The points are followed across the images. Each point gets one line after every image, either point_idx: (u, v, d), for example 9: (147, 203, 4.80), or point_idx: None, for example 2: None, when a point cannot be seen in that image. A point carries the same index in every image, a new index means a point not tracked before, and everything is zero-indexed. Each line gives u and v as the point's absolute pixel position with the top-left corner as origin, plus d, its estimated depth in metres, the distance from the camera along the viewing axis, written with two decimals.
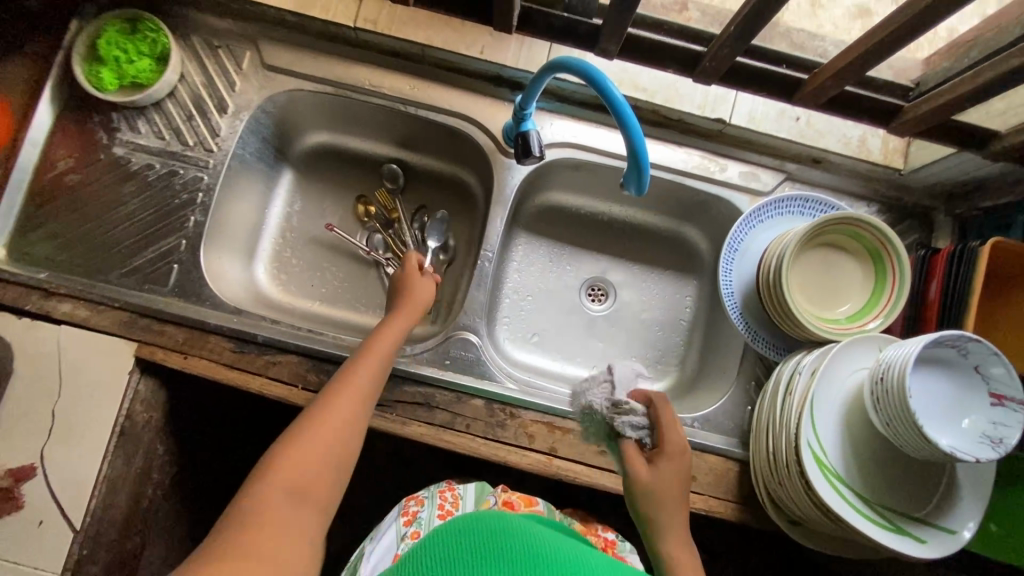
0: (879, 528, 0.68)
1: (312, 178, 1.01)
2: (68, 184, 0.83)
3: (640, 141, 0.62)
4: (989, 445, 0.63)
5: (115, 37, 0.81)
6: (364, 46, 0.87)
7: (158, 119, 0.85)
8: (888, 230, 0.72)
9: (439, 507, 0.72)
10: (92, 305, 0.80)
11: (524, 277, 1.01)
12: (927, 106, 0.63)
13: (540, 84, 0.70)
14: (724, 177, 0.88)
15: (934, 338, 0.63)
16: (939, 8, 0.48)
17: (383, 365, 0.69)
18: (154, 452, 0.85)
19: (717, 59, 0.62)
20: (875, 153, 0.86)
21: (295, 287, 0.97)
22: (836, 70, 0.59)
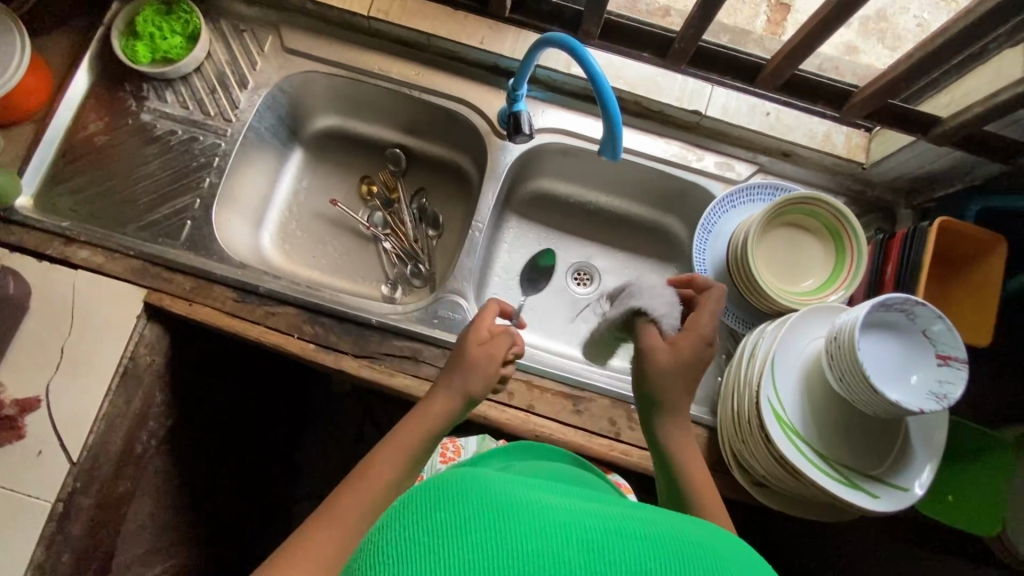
0: (833, 482, 0.72)
1: (321, 159, 1.08)
2: (96, 145, 0.91)
3: (615, 110, 0.71)
4: (934, 400, 0.67)
5: (152, 16, 0.91)
6: (376, 35, 0.96)
7: (184, 91, 0.94)
8: (844, 208, 0.79)
9: (443, 455, 0.83)
10: (107, 253, 0.86)
11: (514, 258, 1.07)
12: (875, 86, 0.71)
13: (530, 64, 0.78)
14: (701, 166, 0.95)
15: (880, 300, 0.68)
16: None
17: (457, 403, 0.66)
18: (153, 398, 0.89)
19: (685, 40, 0.74)
20: (840, 148, 0.91)
21: (297, 256, 1.04)
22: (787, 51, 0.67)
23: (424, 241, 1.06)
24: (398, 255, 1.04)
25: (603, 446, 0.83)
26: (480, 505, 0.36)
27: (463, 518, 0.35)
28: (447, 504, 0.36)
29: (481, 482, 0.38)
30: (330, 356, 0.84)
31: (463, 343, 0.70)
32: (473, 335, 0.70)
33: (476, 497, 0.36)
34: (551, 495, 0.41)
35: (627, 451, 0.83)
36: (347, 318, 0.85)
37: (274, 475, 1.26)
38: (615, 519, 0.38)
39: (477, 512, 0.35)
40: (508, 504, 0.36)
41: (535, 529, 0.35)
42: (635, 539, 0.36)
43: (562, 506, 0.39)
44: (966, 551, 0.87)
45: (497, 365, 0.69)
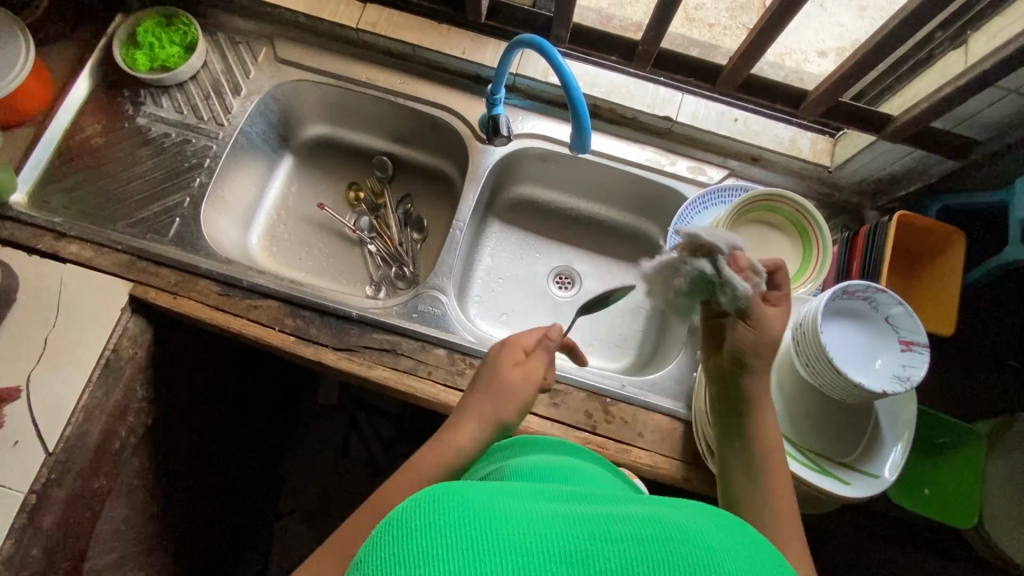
0: (804, 467, 0.72)
1: (310, 166, 1.12)
2: (92, 146, 0.95)
3: (582, 104, 0.76)
4: (898, 383, 0.68)
5: (153, 27, 0.96)
6: (365, 47, 1.01)
7: (180, 97, 0.98)
8: (805, 202, 0.83)
9: None
10: (97, 247, 0.88)
11: (496, 261, 1.09)
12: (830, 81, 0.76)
13: (504, 69, 0.83)
14: (674, 170, 0.99)
15: (841, 286, 0.70)
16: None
17: (481, 430, 0.64)
18: (134, 392, 0.89)
19: (647, 44, 0.84)
20: (806, 152, 0.95)
21: (283, 258, 1.06)
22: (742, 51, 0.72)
23: (409, 245, 1.08)
24: (383, 258, 1.06)
25: (580, 439, 0.83)
26: (455, 523, 0.34)
27: (443, 533, 0.33)
28: (423, 539, 0.33)
29: (461, 494, 0.37)
30: (310, 349, 0.85)
31: (497, 366, 0.69)
32: (504, 355, 0.70)
33: (451, 516, 0.34)
34: (540, 501, 0.39)
35: (603, 445, 0.84)
36: (328, 311, 0.87)
37: (256, 484, 1.24)
38: (602, 526, 0.35)
39: (453, 528, 0.34)
40: (488, 531, 0.34)
41: (516, 548, 0.33)
42: (626, 543, 0.34)
43: (548, 517, 0.36)
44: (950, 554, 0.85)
45: (534, 388, 0.68)
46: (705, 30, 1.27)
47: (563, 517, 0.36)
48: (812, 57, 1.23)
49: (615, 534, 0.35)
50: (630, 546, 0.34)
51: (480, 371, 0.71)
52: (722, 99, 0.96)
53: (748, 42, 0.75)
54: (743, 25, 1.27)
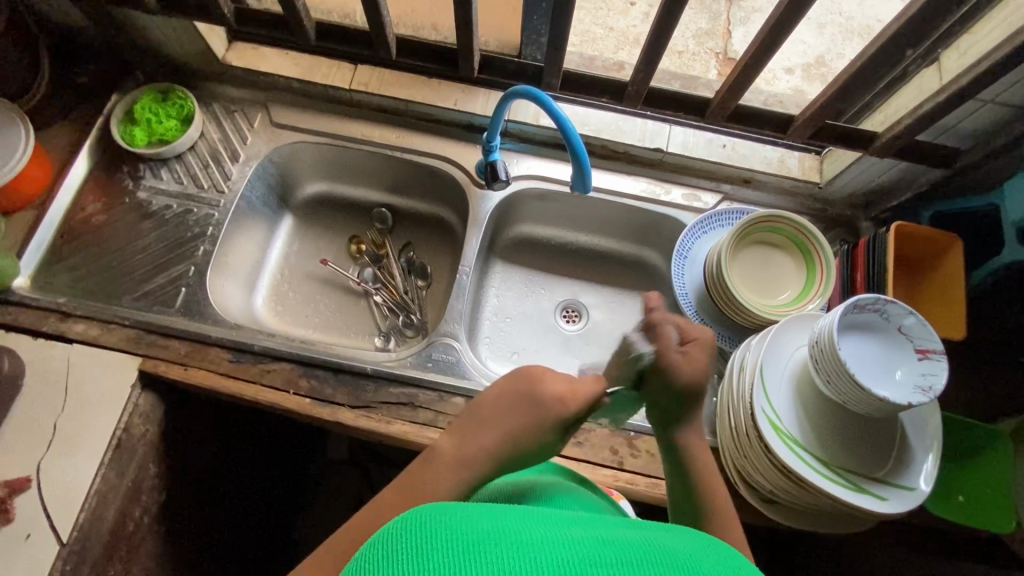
0: (839, 487, 0.71)
1: (310, 223, 1.13)
2: (94, 224, 0.95)
3: (581, 148, 0.77)
4: (921, 393, 0.69)
5: (150, 102, 0.98)
6: (358, 106, 1.03)
7: (179, 168, 0.99)
8: (804, 220, 0.85)
9: None
10: (103, 324, 0.88)
11: (503, 300, 1.09)
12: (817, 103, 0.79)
13: (500, 118, 0.86)
14: (669, 199, 1.01)
15: (852, 302, 0.71)
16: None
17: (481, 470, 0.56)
18: (147, 471, 0.86)
19: (636, 83, 0.85)
20: (795, 171, 0.98)
21: (290, 317, 1.06)
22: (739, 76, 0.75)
23: (414, 292, 1.08)
24: (390, 307, 1.06)
25: (607, 477, 0.82)
26: (445, 547, 0.34)
27: (431, 555, 0.34)
28: (402, 562, 0.34)
29: (451, 520, 0.37)
30: (327, 410, 0.84)
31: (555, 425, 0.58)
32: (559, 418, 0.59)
33: (439, 540, 0.35)
34: (532, 523, 0.39)
35: (631, 480, 0.83)
36: (342, 369, 0.86)
37: (273, 551, 1.20)
38: (590, 551, 0.35)
39: (441, 551, 0.34)
40: (471, 557, 0.34)
41: (500, 570, 0.33)
42: (615, 566, 0.34)
43: (535, 541, 0.36)
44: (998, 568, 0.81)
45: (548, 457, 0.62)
46: (676, 57, 1.41)
47: (553, 543, 0.35)
48: (781, 73, 1.29)
49: (609, 552, 0.35)
50: (618, 569, 0.34)
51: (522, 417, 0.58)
52: (708, 128, 0.99)
53: (733, 76, 0.78)
54: (711, 49, 1.42)
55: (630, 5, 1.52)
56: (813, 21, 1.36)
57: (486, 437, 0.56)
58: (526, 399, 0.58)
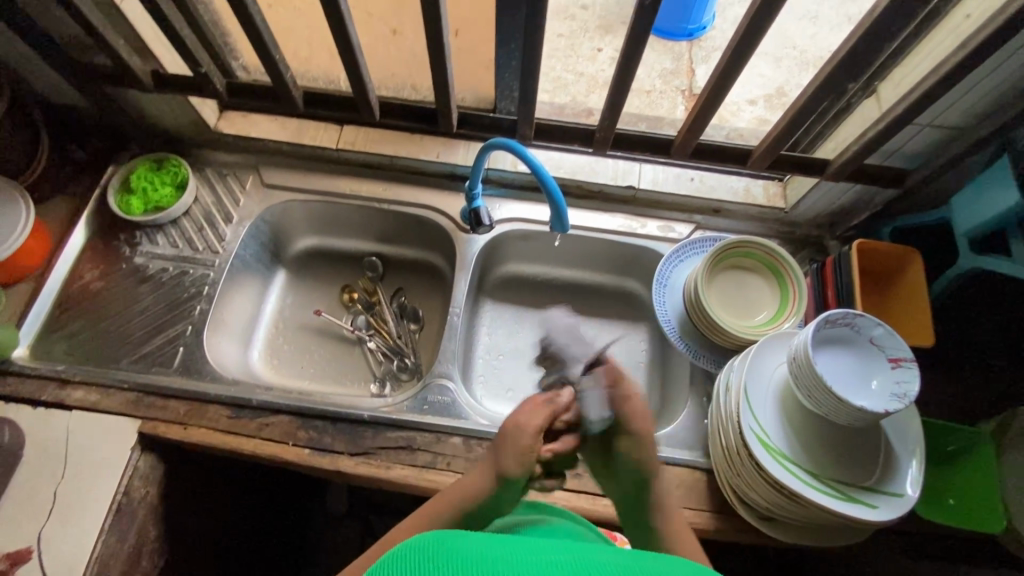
0: (831, 499, 0.73)
1: (303, 275, 1.16)
2: (92, 291, 0.97)
3: (556, 191, 0.83)
4: (897, 400, 0.72)
5: (145, 172, 1.02)
6: (346, 163, 1.09)
7: (174, 233, 1.03)
8: (772, 244, 0.90)
9: None
10: (103, 389, 0.89)
11: (494, 338, 1.12)
12: (772, 134, 0.85)
13: (480, 167, 0.91)
14: (645, 231, 1.06)
15: (823, 317, 0.75)
16: (735, 63, 0.71)
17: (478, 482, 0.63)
18: (148, 534, 0.86)
19: (604, 129, 0.88)
20: (761, 198, 1.04)
21: (286, 368, 1.08)
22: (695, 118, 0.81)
23: (407, 336, 1.11)
24: (384, 352, 1.09)
25: (608, 507, 0.84)
26: (442, 568, 0.38)
27: (436, 573, 0.38)
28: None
29: (449, 543, 0.41)
30: (326, 459, 0.86)
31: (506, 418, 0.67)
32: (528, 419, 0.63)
33: (439, 559, 0.39)
34: (524, 548, 0.42)
35: None
36: (339, 418, 0.88)
37: None
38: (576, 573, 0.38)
39: (442, 568, 0.38)
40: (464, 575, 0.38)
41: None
42: None
43: (525, 562, 0.39)
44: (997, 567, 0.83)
45: (528, 436, 0.62)
46: (644, 96, 1.51)
47: (541, 565, 0.39)
48: (744, 106, 1.38)
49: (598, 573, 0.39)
50: None
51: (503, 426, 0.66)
52: (676, 164, 1.06)
53: (696, 111, 0.81)
54: (676, 87, 1.53)
55: (597, 52, 1.63)
56: (769, 56, 1.47)
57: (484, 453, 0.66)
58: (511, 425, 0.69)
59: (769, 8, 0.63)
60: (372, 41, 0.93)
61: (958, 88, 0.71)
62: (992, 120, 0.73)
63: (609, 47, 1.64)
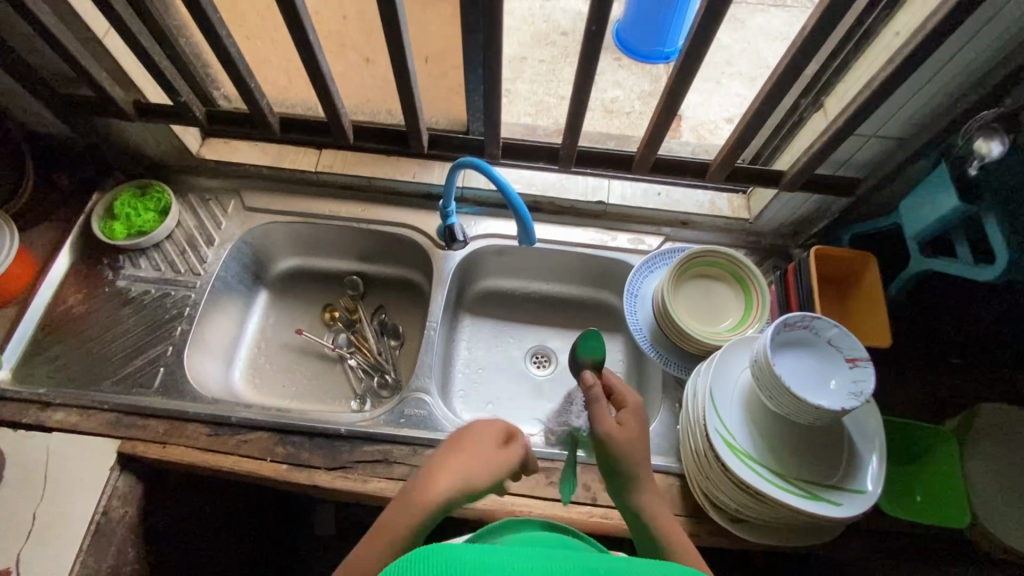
0: (795, 497, 0.75)
1: (284, 296, 1.18)
2: (75, 315, 0.99)
3: (521, 207, 0.86)
4: (854, 398, 0.74)
5: (129, 199, 1.05)
6: (324, 185, 1.12)
7: (157, 256, 1.05)
8: (733, 253, 0.94)
9: None
10: (83, 411, 0.91)
11: (474, 353, 1.14)
12: (726, 147, 0.88)
13: (451, 186, 0.95)
14: (616, 244, 1.10)
15: (781, 320, 0.78)
16: (682, 82, 0.76)
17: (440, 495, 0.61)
18: (126, 555, 0.86)
19: (567, 147, 0.92)
20: (725, 210, 1.08)
21: (268, 387, 1.10)
22: (651, 134, 0.85)
23: (387, 352, 1.13)
24: (364, 369, 1.11)
25: (583, 514, 0.86)
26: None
27: None
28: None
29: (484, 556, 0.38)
30: (303, 474, 0.87)
31: (479, 436, 0.66)
32: (493, 434, 0.67)
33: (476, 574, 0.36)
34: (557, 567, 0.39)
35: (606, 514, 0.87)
36: (317, 433, 0.89)
37: None
38: None
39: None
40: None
41: None
42: None
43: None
44: (968, 565, 0.84)
45: (507, 468, 0.66)
46: (624, 117, 1.61)
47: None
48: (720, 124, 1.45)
49: None
50: None
51: (461, 432, 0.67)
52: (643, 179, 1.10)
53: (652, 128, 0.85)
54: None
55: None
56: None
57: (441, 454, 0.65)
58: (456, 435, 0.69)
59: (706, 29, 0.67)
60: (345, 68, 0.97)
61: (892, 101, 0.76)
62: (928, 130, 0.77)
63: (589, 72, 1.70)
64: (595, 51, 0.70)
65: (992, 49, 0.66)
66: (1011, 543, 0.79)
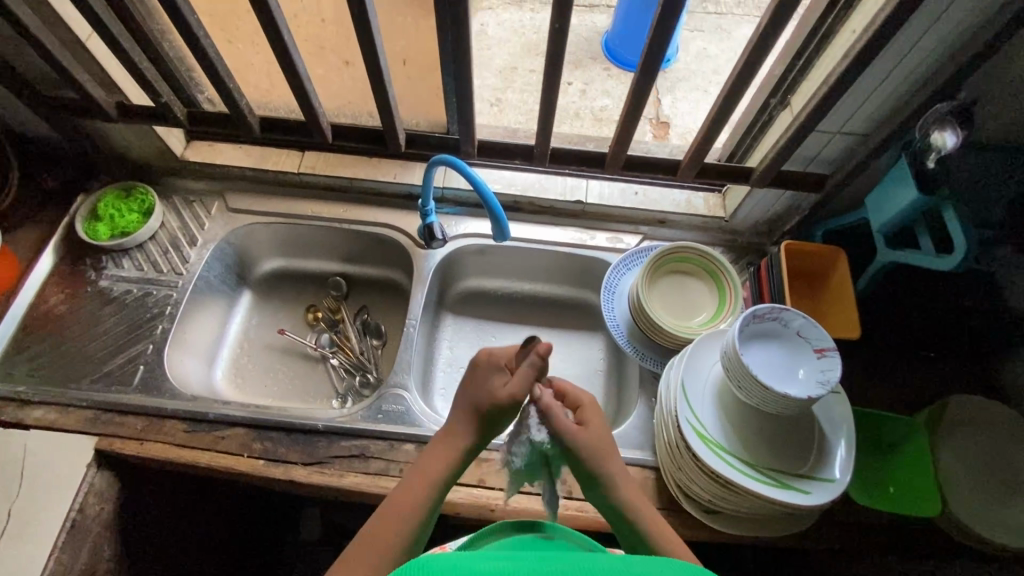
0: (765, 486, 0.76)
1: (268, 296, 1.19)
2: (57, 315, 1.00)
3: (494, 202, 0.88)
4: (821, 386, 0.75)
5: (112, 200, 1.07)
6: (307, 186, 1.14)
7: (140, 256, 1.06)
8: (704, 248, 0.95)
9: None
10: (62, 408, 0.91)
11: (456, 351, 1.15)
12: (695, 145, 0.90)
13: (429, 185, 0.96)
14: (595, 243, 1.12)
15: (750, 312, 0.79)
16: (647, 79, 0.78)
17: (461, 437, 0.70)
18: (102, 552, 0.87)
19: (540, 145, 0.94)
20: (702, 209, 1.10)
21: (250, 387, 1.10)
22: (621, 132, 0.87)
23: (369, 352, 1.14)
24: (346, 368, 1.11)
25: (558, 506, 0.87)
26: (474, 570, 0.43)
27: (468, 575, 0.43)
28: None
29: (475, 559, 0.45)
30: (280, 469, 0.87)
31: (485, 378, 0.70)
32: (497, 371, 0.70)
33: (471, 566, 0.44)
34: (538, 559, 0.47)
35: (581, 507, 0.88)
36: (294, 428, 0.90)
37: None
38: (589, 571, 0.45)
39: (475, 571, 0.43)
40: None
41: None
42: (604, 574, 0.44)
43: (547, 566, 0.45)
44: (943, 557, 0.84)
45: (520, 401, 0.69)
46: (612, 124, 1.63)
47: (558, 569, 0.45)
48: None
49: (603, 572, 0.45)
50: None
51: (470, 376, 0.72)
52: (621, 179, 1.12)
53: (622, 126, 0.87)
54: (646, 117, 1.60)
55: (568, 85, 1.71)
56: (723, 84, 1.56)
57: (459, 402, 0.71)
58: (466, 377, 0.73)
59: (664, 28, 0.70)
60: (325, 71, 0.99)
61: (852, 97, 0.78)
62: (888, 124, 0.79)
63: (579, 80, 1.72)
64: (560, 51, 0.72)
65: (939, 44, 0.68)
66: (979, 530, 0.80)
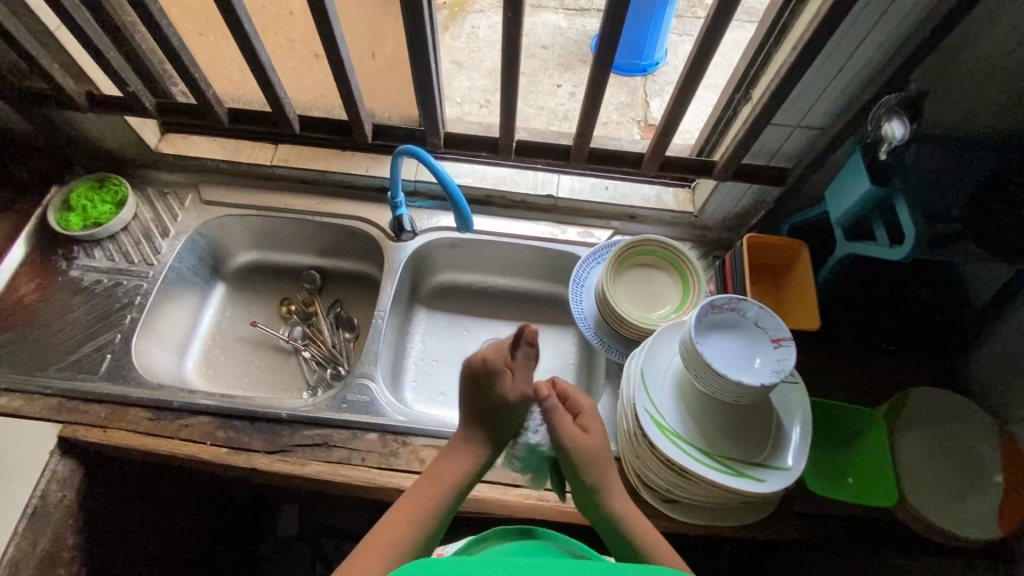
0: (720, 474, 0.76)
1: (242, 289, 1.20)
2: (26, 304, 1.01)
3: (456, 192, 0.88)
4: (776, 375, 0.76)
5: (85, 191, 1.08)
6: (281, 179, 1.15)
7: (111, 247, 1.07)
8: (670, 241, 0.96)
9: None
10: (27, 395, 0.92)
11: (428, 344, 1.16)
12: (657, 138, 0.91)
13: (397, 177, 0.98)
14: (565, 237, 1.12)
15: (708, 301, 0.80)
16: (603, 71, 0.79)
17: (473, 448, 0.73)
18: (64, 538, 0.87)
19: (505, 137, 0.95)
20: (671, 204, 1.11)
21: (222, 378, 1.11)
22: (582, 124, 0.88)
23: (342, 345, 1.14)
24: (318, 360, 1.11)
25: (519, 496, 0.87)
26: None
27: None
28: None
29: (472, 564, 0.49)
30: (242, 457, 0.88)
31: (497, 382, 0.73)
32: (503, 375, 0.74)
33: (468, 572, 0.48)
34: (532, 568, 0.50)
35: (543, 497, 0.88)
36: (258, 417, 0.90)
37: None
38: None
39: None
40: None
41: None
42: None
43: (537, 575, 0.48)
44: (903, 550, 0.84)
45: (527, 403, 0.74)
46: None
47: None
48: (691, 130, 1.48)
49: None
50: None
51: (474, 382, 0.75)
52: (592, 174, 1.13)
53: (583, 119, 0.88)
54: (632, 119, 1.63)
55: (556, 87, 1.72)
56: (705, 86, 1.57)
57: (466, 420, 0.75)
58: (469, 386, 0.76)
59: (615, 20, 0.71)
60: (293, 63, 1.00)
61: (806, 88, 0.79)
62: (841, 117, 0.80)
63: (567, 83, 1.73)
64: (514, 42, 0.73)
65: (885, 34, 0.69)
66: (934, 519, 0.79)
